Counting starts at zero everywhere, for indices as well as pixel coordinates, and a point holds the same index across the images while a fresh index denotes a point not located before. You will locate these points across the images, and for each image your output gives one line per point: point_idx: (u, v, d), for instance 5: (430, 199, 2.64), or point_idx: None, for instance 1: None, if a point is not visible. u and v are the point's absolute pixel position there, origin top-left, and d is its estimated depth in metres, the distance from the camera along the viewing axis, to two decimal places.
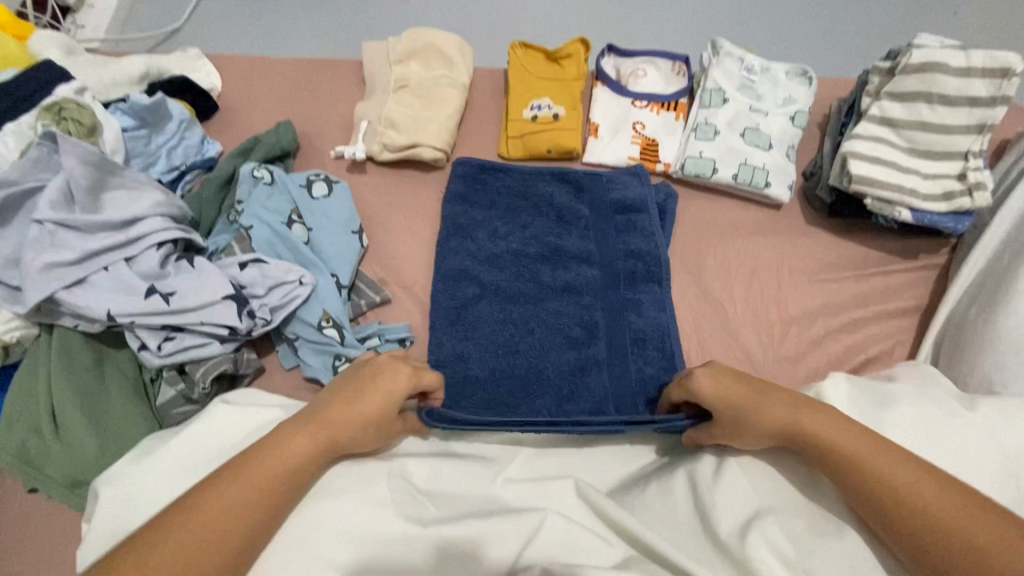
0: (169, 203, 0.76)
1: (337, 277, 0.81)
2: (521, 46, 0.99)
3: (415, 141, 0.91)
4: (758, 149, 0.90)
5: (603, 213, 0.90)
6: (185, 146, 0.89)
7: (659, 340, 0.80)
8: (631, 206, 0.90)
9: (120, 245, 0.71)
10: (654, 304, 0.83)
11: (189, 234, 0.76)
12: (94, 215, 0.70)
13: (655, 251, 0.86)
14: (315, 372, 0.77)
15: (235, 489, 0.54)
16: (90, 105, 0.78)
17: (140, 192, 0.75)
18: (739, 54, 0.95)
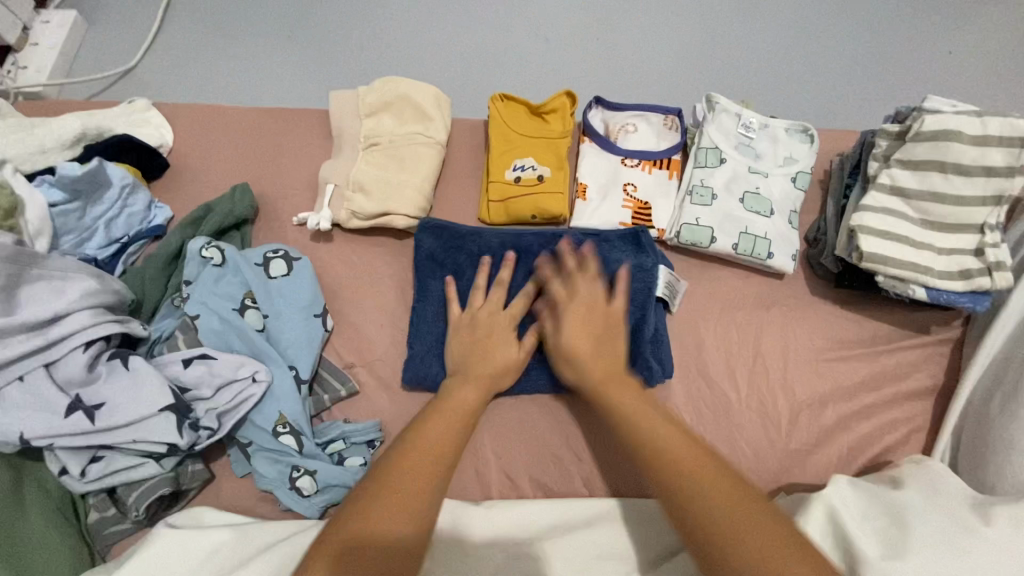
0: (101, 290, 0.66)
1: (296, 370, 0.72)
2: (501, 99, 0.92)
3: (386, 209, 0.83)
4: (759, 215, 0.84)
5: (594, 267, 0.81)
6: (128, 216, 0.80)
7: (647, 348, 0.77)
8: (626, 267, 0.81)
9: (40, 349, 0.62)
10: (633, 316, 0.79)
11: (125, 327, 0.67)
12: (5, 317, 0.60)
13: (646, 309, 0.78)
14: (270, 485, 0.68)
15: (432, 442, 0.58)
16: (9, 183, 0.69)
17: (66, 282, 0.65)
18: (735, 109, 0.89)
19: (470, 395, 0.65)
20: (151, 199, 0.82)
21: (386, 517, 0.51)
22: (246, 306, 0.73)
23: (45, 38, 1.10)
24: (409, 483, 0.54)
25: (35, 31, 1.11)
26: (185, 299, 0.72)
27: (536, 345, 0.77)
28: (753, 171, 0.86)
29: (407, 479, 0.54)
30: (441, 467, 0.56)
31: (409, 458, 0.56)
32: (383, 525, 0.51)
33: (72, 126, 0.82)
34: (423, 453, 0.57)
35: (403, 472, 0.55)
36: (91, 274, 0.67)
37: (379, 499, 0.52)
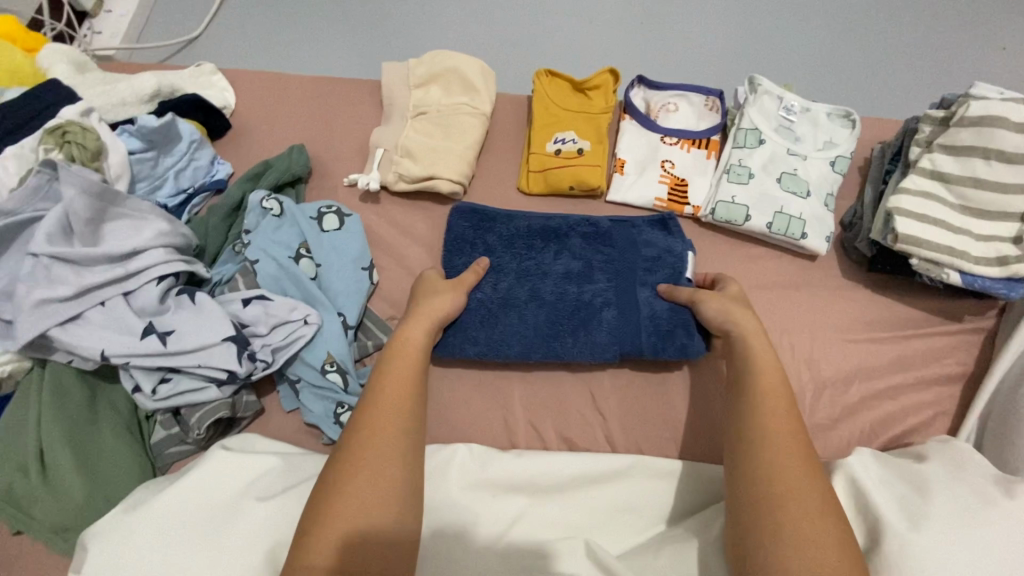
0: (172, 232, 0.72)
1: (343, 316, 0.77)
2: (546, 74, 0.95)
3: (432, 173, 0.87)
4: (795, 197, 0.85)
5: (621, 249, 0.82)
6: (195, 168, 0.86)
7: (674, 325, 0.77)
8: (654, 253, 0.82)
9: (119, 279, 0.68)
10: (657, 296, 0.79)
11: (192, 267, 0.72)
12: (92, 248, 0.67)
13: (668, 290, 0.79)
14: (316, 419, 0.73)
15: (386, 459, 0.55)
16: (95, 128, 0.74)
17: (142, 221, 0.71)
18: (778, 92, 0.90)
19: (405, 371, 0.63)
20: (214, 155, 0.88)
21: (362, 510, 0.52)
22: (301, 255, 0.79)
23: (119, 8, 1.17)
24: (384, 502, 0.53)
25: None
26: (246, 245, 0.78)
27: (565, 317, 0.78)
28: (791, 153, 0.87)
29: (376, 497, 0.53)
30: (401, 473, 0.55)
31: (359, 476, 0.54)
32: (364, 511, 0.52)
33: (148, 84, 0.89)
34: (378, 469, 0.55)
35: (365, 495, 0.53)
36: (164, 216, 0.73)
37: (351, 516, 0.52)
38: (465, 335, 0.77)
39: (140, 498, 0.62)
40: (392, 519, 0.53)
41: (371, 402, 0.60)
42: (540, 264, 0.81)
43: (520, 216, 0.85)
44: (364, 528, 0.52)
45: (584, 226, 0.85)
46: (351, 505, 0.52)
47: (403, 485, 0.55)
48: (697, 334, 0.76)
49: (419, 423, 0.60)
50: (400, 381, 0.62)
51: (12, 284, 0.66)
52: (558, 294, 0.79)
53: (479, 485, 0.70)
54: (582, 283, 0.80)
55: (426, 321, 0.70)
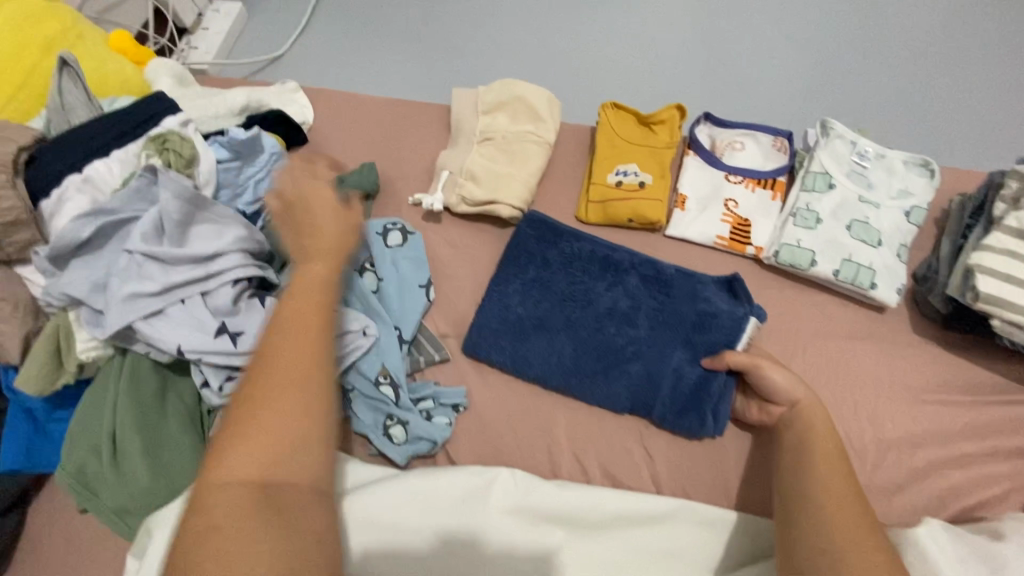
0: (249, 238, 0.76)
1: (400, 330, 0.80)
2: (612, 106, 0.96)
3: (494, 197, 0.89)
4: (865, 245, 0.82)
5: (671, 305, 0.79)
6: (273, 178, 0.90)
7: (698, 404, 0.74)
8: (706, 319, 0.78)
9: (200, 279, 0.72)
10: (691, 365, 0.76)
11: (264, 272, 0.76)
12: (179, 249, 0.72)
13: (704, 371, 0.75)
14: (365, 429, 0.75)
15: (276, 418, 0.52)
16: (192, 139, 0.79)
17: (225, 226, 0.76)
18: (851, 137, 0.88)
19: (307, 321, 0.58)
20: (290, 167, 0.93)
21: (241, 466, 0.50)
22: (365, 268, 0.82)
23: (213, 25, 1.26)
24: (296, 452, 0.53)
25: (206, 17, 1.28)
26: None
27: (592, 358, 0.78)
28: (863, 200, 0.85)
29: (288, 446, 0.52)
30: (292, 438, 0.53)
31: (259, 429, 0.52)
32: (254, 468, 0.50)
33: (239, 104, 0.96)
34: (280, 420, 0.52)
35: (274, 447, 0.52)
36: (243, 223, 0.77)
37: (240, 473, 0.50)
38: (494, 342, 0.79)
39: None
40: (304, 468, 0.53)
41: (268, 353, 0.56)
42: (588, 292, 0.82)
43: (588, 238, 0.85)
44: (276, 476, 0.51)
45: (647, 268, 0.83)
46: (256, 454, 0.51)
47: (315, 437, 0.54)
48: (714, 416, 0.73)
49: (322, 374, 0.56)
50: (284, 331, 0.57)
51: (107, 278, 0.70)
52: (594, 332, 0.79)
53: (522, 515, 0.69)
54: (622, 325, 0.79)
55: (335, 266, 0.64)
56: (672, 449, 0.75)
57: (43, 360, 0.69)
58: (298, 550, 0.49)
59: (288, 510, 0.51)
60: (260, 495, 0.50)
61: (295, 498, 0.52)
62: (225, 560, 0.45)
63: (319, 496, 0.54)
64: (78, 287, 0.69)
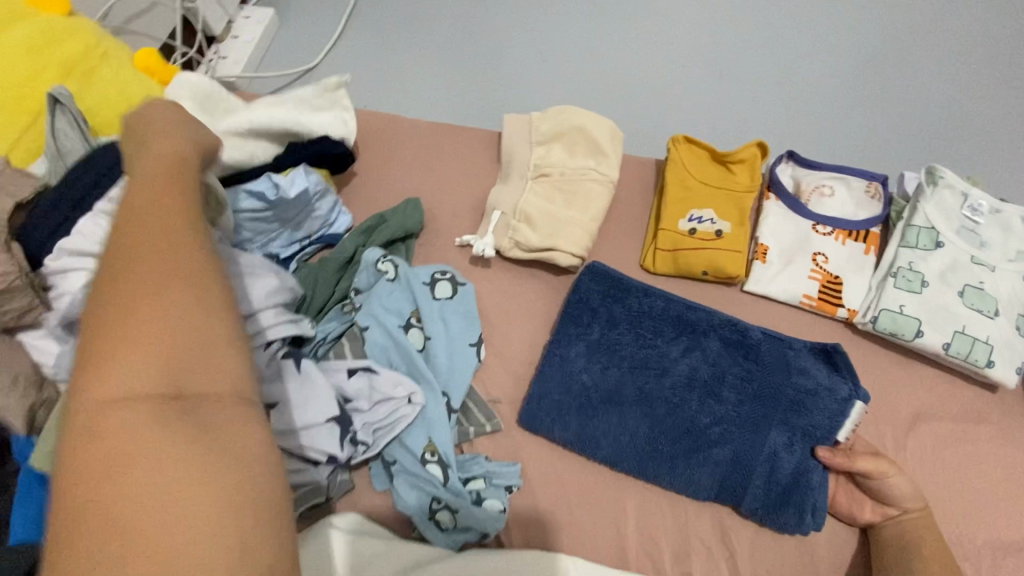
0: (282, 288, 0.69)
1: (448, 397, 0.72)
2: (685, 142, 0.86)
3: (552, 244, 0.80)
4: (981, 314, 0.72)
5: (762, 378, 0.70)
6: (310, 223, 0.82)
7: (800, 498, 0.64)
8: (806, 396, 0.68)
9: None
10: (789, 449, 0.67)
11: (299, 327, 0.69)
12: None
13: (804, 457, 0.66)
14: (408, 510, 0.66)
15: (168, 305, 0.35)
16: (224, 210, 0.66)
17: (256, 278, 0.67)
18: (962, 187, 0.77)
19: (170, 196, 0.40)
20: (332, 209, 0.83)
21: (124, 379, 0.32)
22: (411, 324, 0.75)
23: (245, 32, 1.18)
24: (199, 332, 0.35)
25: (237, 25, 1.20)
26: (358, 309, 0.75)
27: (670, 438, 0.68)
28: (976, 261, 0.74)
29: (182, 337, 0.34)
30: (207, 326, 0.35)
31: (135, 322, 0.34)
32: (143, 381, 0.33)
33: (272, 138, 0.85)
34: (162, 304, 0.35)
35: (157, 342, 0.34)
36: (276, 272, 0.69)
37: (116, 395, 0.32)
38: (555, 415, 0.71)
39: None
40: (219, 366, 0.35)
41: (131, 230, 0.38)
42: (662, 358, 0.73)
43: (659, 293, 0.76)
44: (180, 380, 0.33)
45: (727, 329, 0.74)
46: (140, 357, 0.33)
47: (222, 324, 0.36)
48: (814, 512, 0.64)
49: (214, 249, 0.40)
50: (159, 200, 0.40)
51: None
52: (672, 406, 0.70)
53: None
54: (703, 399, 0.70)
55: (177, 130, 0.47)
56: (759, 548, 0.66)
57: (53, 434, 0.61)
58: (236, 461, 0.32)
59: (215, 429, 0.33)
60: (165, 409, 0.32)
61: (223, 413, 0.34)
62: (138, 488, 0.30)
63: (250, 407, 0.36)
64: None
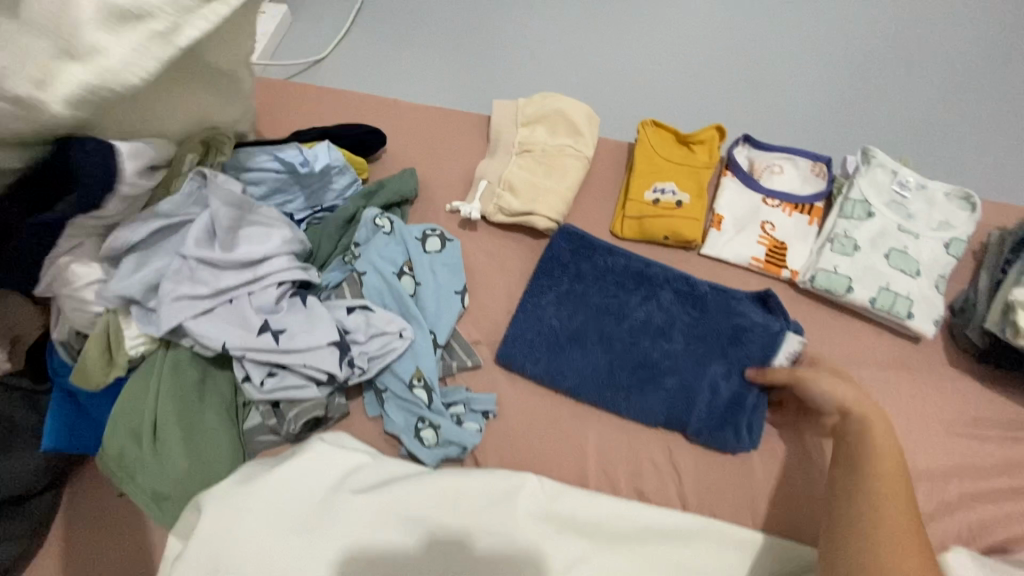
0: (294, 239, 0.79)
1: (434, 335, 0.81)
2: (652, 125, 0.97)
3: (531, 209, 0.90)
4: (903, 274, 0.82)
5: (708, 321, 0.81)
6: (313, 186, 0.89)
7: (733, 420, 0.76)
8: (745, 337, 0.80)
9: (248, 282, 0.75)
10: (726, 380, 0.78)
11: (307, 274, 0.79)
12: (229, 254, 0.74)
13: (741, 387, 0.78)
14: (397, 430, 0.76)
15: None
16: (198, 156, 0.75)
17: (271, 228, 0.78)
18: (892, 166, 0.88)
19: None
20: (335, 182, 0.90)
21: None
22: (404, 272, 0.84)
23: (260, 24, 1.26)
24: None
25: None
26: (356, 258, 0.85)
27: (627, 370, 0.79)
28: (902, 229, 0.85)
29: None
30: None
31: None
32: None
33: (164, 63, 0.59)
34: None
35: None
36: (289, 225, 0.80)
37: None
38: (528, 353, 0.81)
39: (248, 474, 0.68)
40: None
41: None
42: (623, 305, 0.83)
43: (623, 251, 0.87)
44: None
45: (680, 283, 0.85)
46: None
47: None
48: (747, 432, 0.75)
49: None
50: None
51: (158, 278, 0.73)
52: (630, 344, 0.81)
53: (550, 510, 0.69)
54: (656, 339, 0.81)
55: None
56: (703, 469, 0.75)
57: (94, 352, 0.72)
58: None
59: None
60: None
61: None
62: None
63: None
64: (131, 285, 0.71)
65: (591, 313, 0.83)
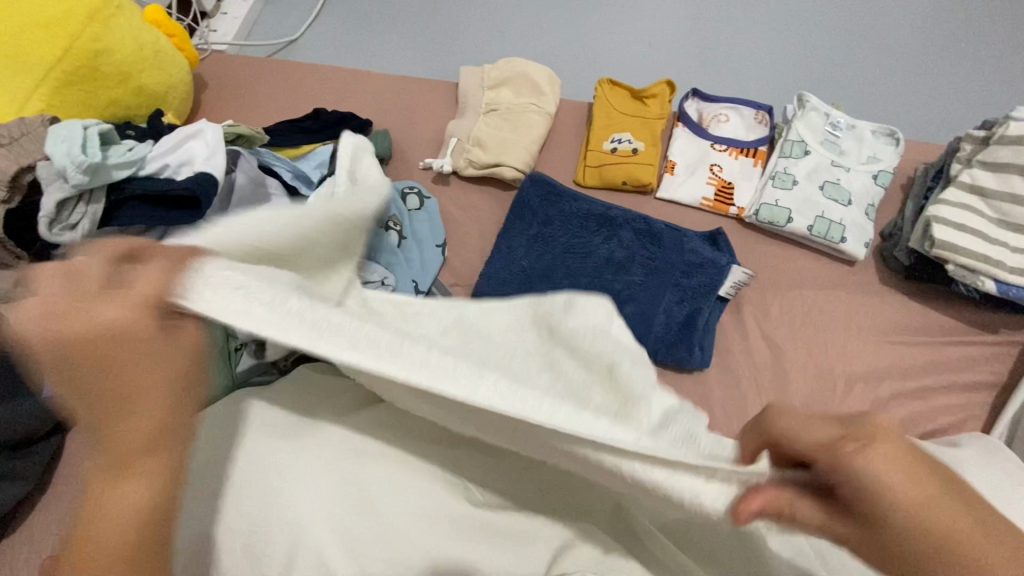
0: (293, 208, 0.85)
1: (416, 282, 0.86)
2: (608, 83, 1.04)
3: (499, 161, 0.97)
4: (837, 203, 0.90)
5: (668, 258, 0.87)
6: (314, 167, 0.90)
7: (686, 338, 0.83)
8: (701, 267, 0.86)
9: None
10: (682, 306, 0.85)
11: None
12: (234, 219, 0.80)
13: (697, 312, 0.85)
14: None
15: None
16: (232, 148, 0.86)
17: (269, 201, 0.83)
18: (825, 109, 0.96)
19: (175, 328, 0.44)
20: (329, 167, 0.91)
21: None
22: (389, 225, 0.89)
23: (232, 10, 1.29)
24: (121, 353, 0.41)
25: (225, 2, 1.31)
26: None
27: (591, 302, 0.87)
28: (836, 164, 0.93)
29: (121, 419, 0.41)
30: None
31: None
32: None
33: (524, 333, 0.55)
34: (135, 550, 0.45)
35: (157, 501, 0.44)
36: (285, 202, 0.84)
37: None
38: (500, 289, 0.88)
39: None
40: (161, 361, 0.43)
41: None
42: (586, 245, 0.90)
43: (586, 197, 0.93)
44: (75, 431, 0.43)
45: (639, 223, 0.91)
46: None
47: None
48: (699, 350, 0.82)
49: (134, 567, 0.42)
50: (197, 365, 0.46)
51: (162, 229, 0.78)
52: (595, 279, 0.88)
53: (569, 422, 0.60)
54: (618, 272, 0.88)
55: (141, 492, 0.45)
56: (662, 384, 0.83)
57: None
58: None
59: None
60: None
61: None
62: None
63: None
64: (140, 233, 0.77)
65: (557, 251, 0.90)
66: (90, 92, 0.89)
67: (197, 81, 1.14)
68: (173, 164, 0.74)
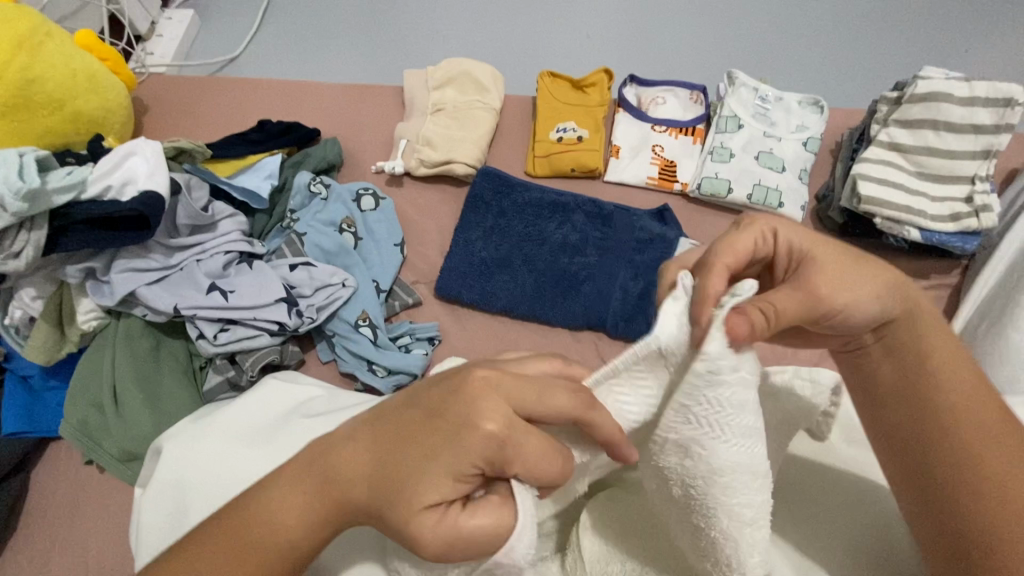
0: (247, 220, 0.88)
1: (377, 282, 0.88)
2: (549, 75, 1.07)
3: (449, 158, 0.98)
4: (772, 171, 0.96)
5: (620, 236, 0.91)
6: (259, 178, 0.92)
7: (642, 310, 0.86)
8: (651, 242, 0.90)
9: (197, 249, 0.82)
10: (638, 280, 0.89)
11: (252, 245, 0.85)
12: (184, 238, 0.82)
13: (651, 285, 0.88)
14: (349, 368, 0.83)
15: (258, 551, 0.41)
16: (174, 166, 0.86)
17: (221, 219, 0.85)
18: (753, 84, 1.01)
19: (485, 424, 0.38)
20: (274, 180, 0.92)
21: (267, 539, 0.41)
22: (344, 229, 0.90)
23: (167, 31, 1.27)
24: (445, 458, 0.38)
25: (159, 24, 1.29)
26: (295, 222, 0.90)
27: (551, 286, 0.89)
28: (767, 135, 0.98)
29: (331, 452, 0.42)
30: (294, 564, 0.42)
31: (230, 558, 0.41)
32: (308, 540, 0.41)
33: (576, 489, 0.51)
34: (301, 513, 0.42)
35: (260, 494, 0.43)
36: (236, 217, 0.87)
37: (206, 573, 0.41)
38: (461, 282, 0.89)
39: (203, 413, 0.71)
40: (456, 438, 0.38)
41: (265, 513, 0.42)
42: (542, 231, 0.93)
43: (537, 185, 0.95)
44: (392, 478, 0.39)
45: (589, 207, 0.94)
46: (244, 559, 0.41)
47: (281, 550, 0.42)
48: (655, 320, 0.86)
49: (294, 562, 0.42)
50: (545, 467, 0.39)
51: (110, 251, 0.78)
52: (554, 264, 0.91)
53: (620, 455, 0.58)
54: (573, 255, 0.91)
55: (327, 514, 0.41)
56: None
57: (46, 324, 0.77)
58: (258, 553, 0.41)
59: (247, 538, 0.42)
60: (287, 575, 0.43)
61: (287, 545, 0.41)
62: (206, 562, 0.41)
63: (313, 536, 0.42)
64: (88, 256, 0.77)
65: (514, 241, 0.93)
66: (25, 122, 0.86)
67: (137, 106, 1.13)
68: (116, 184, 0.73)
